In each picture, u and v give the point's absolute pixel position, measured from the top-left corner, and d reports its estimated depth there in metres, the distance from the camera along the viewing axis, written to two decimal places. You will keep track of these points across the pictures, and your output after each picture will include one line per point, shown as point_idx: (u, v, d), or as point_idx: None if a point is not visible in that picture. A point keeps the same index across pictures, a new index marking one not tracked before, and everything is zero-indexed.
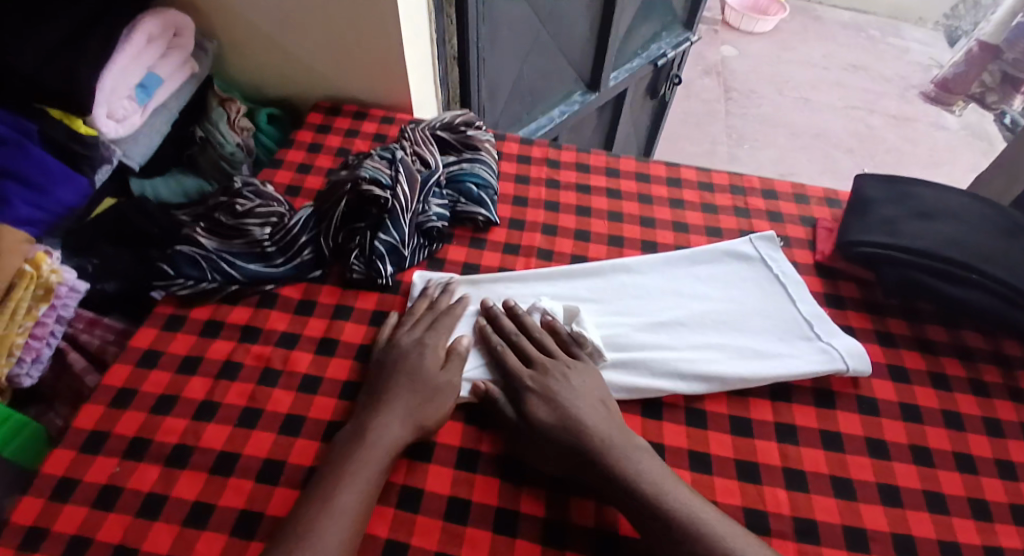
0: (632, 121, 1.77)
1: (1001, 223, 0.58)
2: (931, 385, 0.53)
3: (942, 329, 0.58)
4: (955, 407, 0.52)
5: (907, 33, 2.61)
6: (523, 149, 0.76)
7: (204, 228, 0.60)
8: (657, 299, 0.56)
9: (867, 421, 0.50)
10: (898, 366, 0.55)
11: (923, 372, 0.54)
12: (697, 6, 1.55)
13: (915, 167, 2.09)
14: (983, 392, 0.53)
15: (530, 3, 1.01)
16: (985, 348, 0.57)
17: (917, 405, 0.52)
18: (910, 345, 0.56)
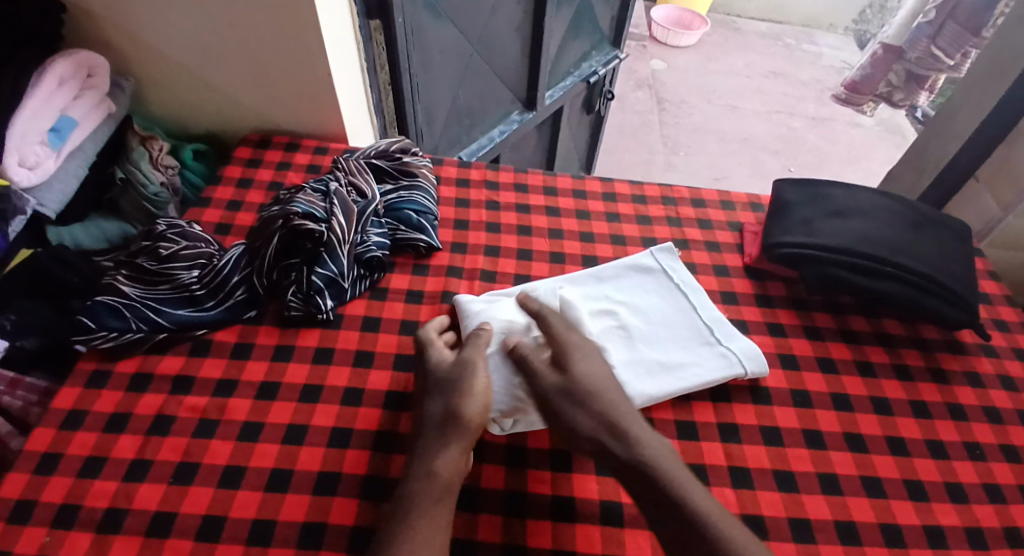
0: (572, 136, 1.82)
1: (907, 216, 0.62)
2: (858, 373, 0.57)
3: (864, 319, 0.62)
4: (881, 392, 0.55)
5: (819, 41, 2.83)
6: (462, 173, 0.76)
7: (127, 275, 0.57)
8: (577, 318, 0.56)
9: (804, 414, 0.53)
10: (826, 357, 0.58)
11: (849, 361, 0.58)
12: (623, 25, 1.62)
13: (836, 164, 2.24)
14: (906, 375, 0.57)
15: (460, 27, 1.02)
16: (904, 334, 0.61)
17: (847, 394, 0.55)
18: (835, 337, 0.60)
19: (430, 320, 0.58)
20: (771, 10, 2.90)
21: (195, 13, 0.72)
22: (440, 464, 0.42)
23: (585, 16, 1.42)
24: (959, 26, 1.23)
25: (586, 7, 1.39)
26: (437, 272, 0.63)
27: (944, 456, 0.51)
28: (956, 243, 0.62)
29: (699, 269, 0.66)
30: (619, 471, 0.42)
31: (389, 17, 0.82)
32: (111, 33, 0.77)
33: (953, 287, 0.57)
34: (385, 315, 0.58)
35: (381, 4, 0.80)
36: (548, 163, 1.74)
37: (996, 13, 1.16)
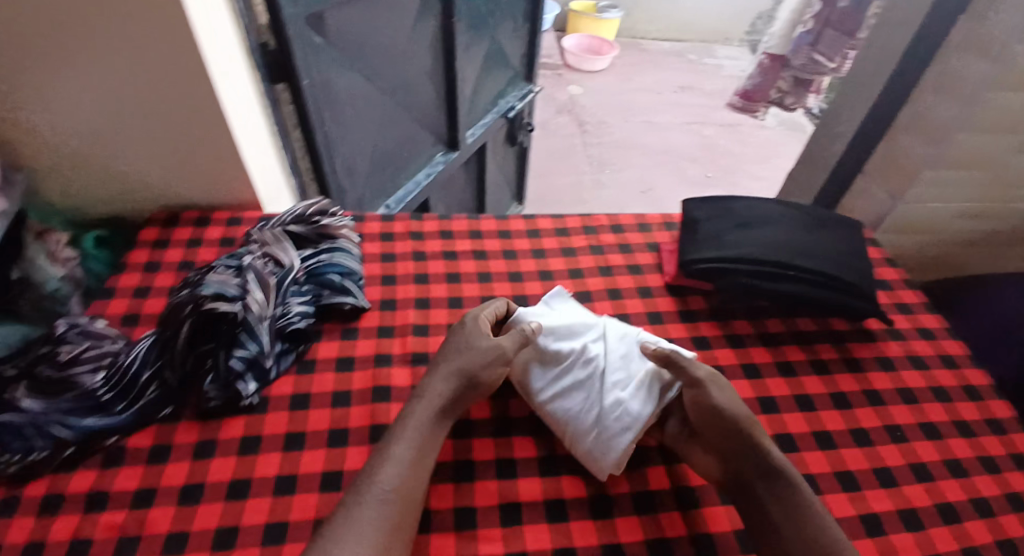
0: (499, 169, 1.85)
1: (804, 219, 0.67)
2: (780, 375, 0.60)
3: (780, 321, 0.65)
4: (804, 390, 0.59)
5: (719, 53, 3.04)
6: (385, 227, 0.75)
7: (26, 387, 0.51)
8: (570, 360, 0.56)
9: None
10: (751, 364, 0.60)
11: (771, 364, 0.61)
12: (533, 60, 1.68)
13: (750, 165, 2.38)
14: (824, 370, 0.61)
15: (372, 81, 1.02)
16: (818, 330, 0.65)
17: (774, 397, 0.58)
18: (756, 342, 0.63)
19: (365, 388, 0.56)
20: (672, 29, 3.10)
21: (86, 95, 0.69)
22: (406, 444, 0.48)
23: (496, 55, 1.46)
24: (835, 32, 1.35)
25: (495, 47, 1.44)
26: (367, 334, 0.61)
27: (865, 442, 0.55)
28: (851, 239, 0.67)
29: (626, 294, 0.68)
30: (773, 503, 0.46)
31: (294, 79, 0.80)
32: None
33: (854, 281, 0.61)
34: (316, 391, 0.55)
35: (283, 68, 0.79)
36: (478, 198, 1.76)
37: (864, 18, 1.29)
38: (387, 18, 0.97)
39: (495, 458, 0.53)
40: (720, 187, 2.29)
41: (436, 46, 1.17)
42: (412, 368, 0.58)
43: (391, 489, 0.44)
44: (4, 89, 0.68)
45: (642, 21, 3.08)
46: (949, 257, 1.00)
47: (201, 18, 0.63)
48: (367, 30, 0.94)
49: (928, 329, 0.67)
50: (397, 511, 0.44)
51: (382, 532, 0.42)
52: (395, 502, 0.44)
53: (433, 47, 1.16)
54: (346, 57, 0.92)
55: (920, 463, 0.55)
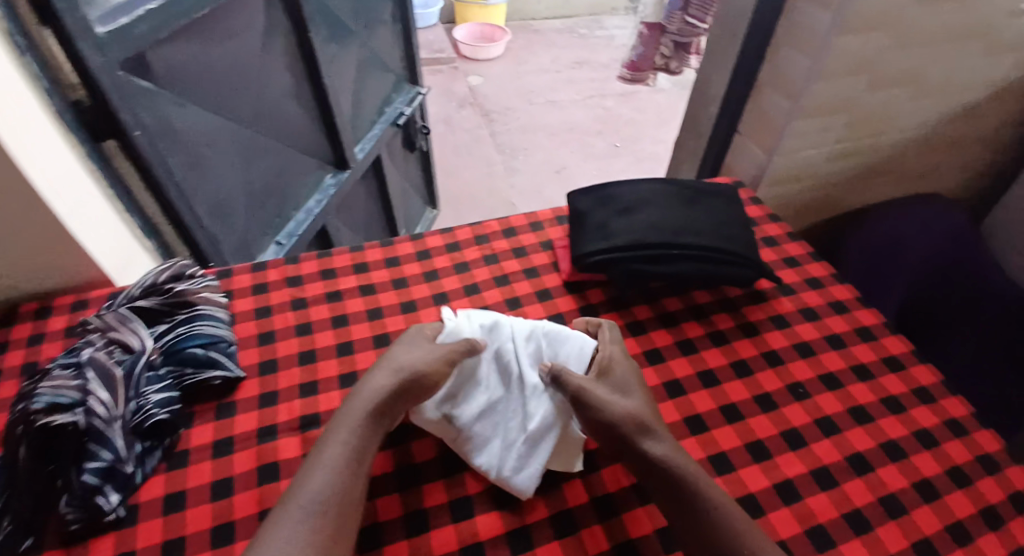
0: (403, 178, 1.79)
1: (680, 195, 0.67)
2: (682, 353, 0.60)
3: (675, 299, 0.66)
4: (706, 365, 0.59)
5: (606, 24, 3.08)
6: (258, 276, 0.69)
7: None
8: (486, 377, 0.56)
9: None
10: (652, 350, 0.60)
11: (672, 344, 0.61)
12: (414, 62, 1.62)
13: (653, 130, 2.43)
14: (722, 340, 0.62)
15: (223, 115, 0.94)
16: (711, 300, 0.66)
17: (678, 378, 0.58)
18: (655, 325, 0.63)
19: (249, 469, 0.51)
20: (557, 7, 3.10)
21: None
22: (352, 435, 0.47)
23: (371, 62, 1.39)
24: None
25: (369, 54, 1.37)
26: (249, 405, 0.56)
27: (768, 407, 0.56)
28: (728, 206, 0.67)
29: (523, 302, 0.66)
30: (677, 512, 0.45)
31: (122, 133, 0.72)
32: None
33: (738, 250, 0.61)
34: (192, 483, 0.51)
35: (109, 123, 0.71)
36: (386, 209, 1.69)
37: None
38: (226, 47, 0.90)
39: (403, 513, 0.50)
40: (628, 155, 2.32)
41: (296, 66, 1.09)
42: (300, 434, 0.54)
43: (326, 489, 0.43)
44: None
45: (528, 2, 3.06)
46: (834, 195, 1.04)
47: None
48: (206, 63, 0.86)
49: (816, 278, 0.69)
50: (333, 510, 0.42)
51: (317, 532, 0.41)
52: (333, 499, 0.43)
53: (292, 68, 1.08)
54: (186, 94, 0.84)
55: (822, 416, 0.56)
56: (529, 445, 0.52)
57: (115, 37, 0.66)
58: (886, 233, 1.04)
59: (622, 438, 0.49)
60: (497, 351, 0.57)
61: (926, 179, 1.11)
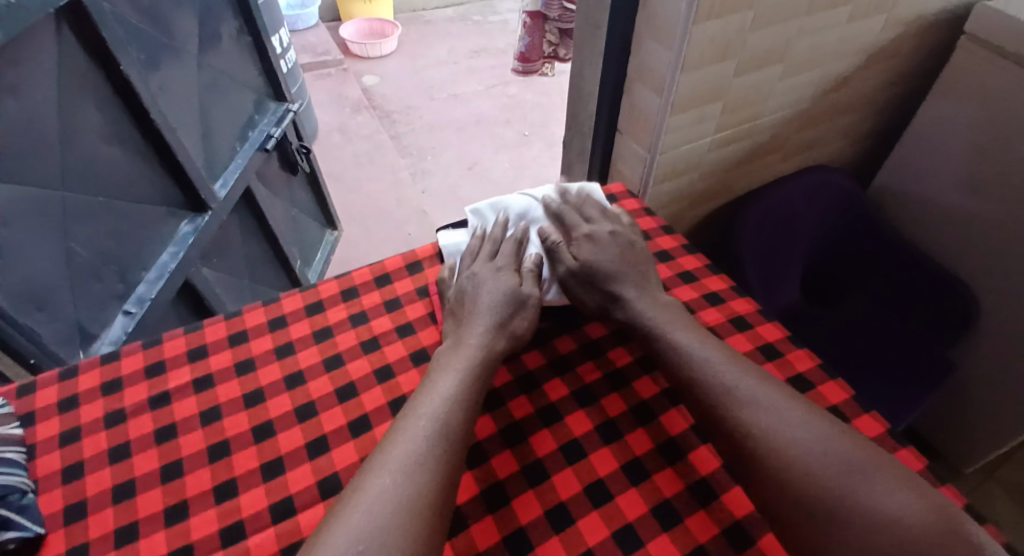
0: (290, 205, 1.65)
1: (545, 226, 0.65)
2: (543, 425, 0.60)
3: (538, 353, 0.67)
4: (570, 436, 0.59)
5: (501, 9, 3.00)
6: (67, 391, 0.61)
7: None
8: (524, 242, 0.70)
9: (504, 514, 0.53)
10: (510, 426, 0.60)
11: (532, 415, 0.61)
12: (274, 76, 1.46)
13: (559, 114, 2.39)
14: (588, 399, 0.62)
15: (21, 183, 0.78)
16: (576, 351, 0.67)
17: (539, 459, 0.57)
18: (514, 393, 0.62)
19: None
20: None
21: None
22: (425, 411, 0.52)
23: (219, 85, 1.23)
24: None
25: (215, 77, 1.21)
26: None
27: (640, 476, 0.56)
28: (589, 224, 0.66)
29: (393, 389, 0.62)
30: (797, 472, 0.48)
31: None
32: None
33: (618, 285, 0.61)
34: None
35: None
36: (274, 244, 1.54)
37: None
38: (14, 101, 0.75)
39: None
40: (538, 143, 2.26)
41: (114, 110, 0.93)
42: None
43: (398, 495, 0.45)
44: None
45: None
46: (722, 182, 1.02)
47: None
48: None
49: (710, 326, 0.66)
50: (419, 508, 0.45)
51: (403, 537, 0.43)
52: (405, 508, 0.45)
53: (107, 110, 0.92)
54: None
55: (700, 477, 0.55)
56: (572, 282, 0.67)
57: None
58: (776, 210, 0.97)
59: (726, 402, 0.53)
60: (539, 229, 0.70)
61: (815, 150, 1.12)
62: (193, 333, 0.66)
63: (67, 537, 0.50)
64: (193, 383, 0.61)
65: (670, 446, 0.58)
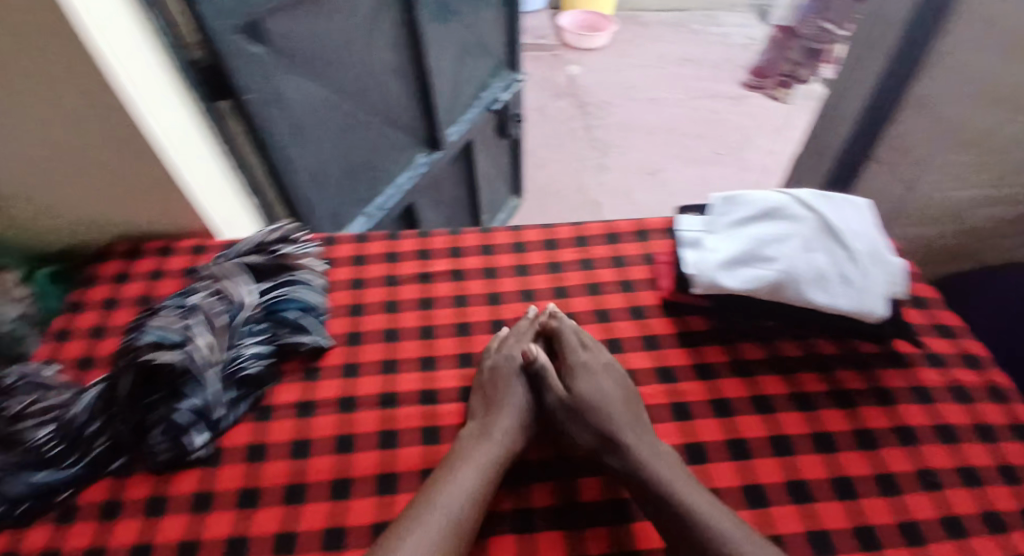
0: (493, 163, 1.79)
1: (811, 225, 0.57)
2: (753, 409, 0.57)
3: (757, 346, 0.62)
4: (778, 429, 0.56)
5: (724, 21, 2.89)
6: (331, 251, 0.76)
7: None
8: (780, 230, 0.57)
9: (700, 470, 0.53)
10: (719, 398, 0.58)
11: (744, 397, 0.58)
12: (515, 47, 1.59)
13: (761, 140, 2.25)
14: (807, 403, 0.58)
15: (326, 85, 0.95)
16: (799, 355, 0.62)
17: (742, 438, 0.55)
18: (730, 374, 0.60)
19: (328, 435, 0.57)
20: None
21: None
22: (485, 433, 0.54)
23: (474, 45, 1.38)
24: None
25: (472, 37, 1.35)
26: (331, 390, 0.61)
27: (849, 494, 0.52)
28: (859, 222, 0.57)
29: None
30: None
31: (233, 94, 0.76)
32: None
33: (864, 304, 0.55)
34: (268, 461, 0.56)
35: (220, 82, 0.74)
36: (473, 196, 1.70)
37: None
38: (338, 17, 0.91)
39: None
40: (731, 165, 2.17)
41: (400, 43, 1.10)
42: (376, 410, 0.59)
43: (434, 499, 0.48)
44: None
45: None
46: (965, 246, 0.91)
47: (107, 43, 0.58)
48: (317, 34, 0.88)
49: (936, 354, 0.62)
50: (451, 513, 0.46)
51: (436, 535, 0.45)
52: (453, 537, 0.45)
53: (397, 43, 1.09)
54: (295, 62, 0.86)
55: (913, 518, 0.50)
56: (841, 282, 0.54)
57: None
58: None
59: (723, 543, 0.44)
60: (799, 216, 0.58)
61: None
62: (422, 239, 0.77)
63: (341, 356, 0.64)
64: (417, 276, 0.72)
65: (887, 477, 0.53)
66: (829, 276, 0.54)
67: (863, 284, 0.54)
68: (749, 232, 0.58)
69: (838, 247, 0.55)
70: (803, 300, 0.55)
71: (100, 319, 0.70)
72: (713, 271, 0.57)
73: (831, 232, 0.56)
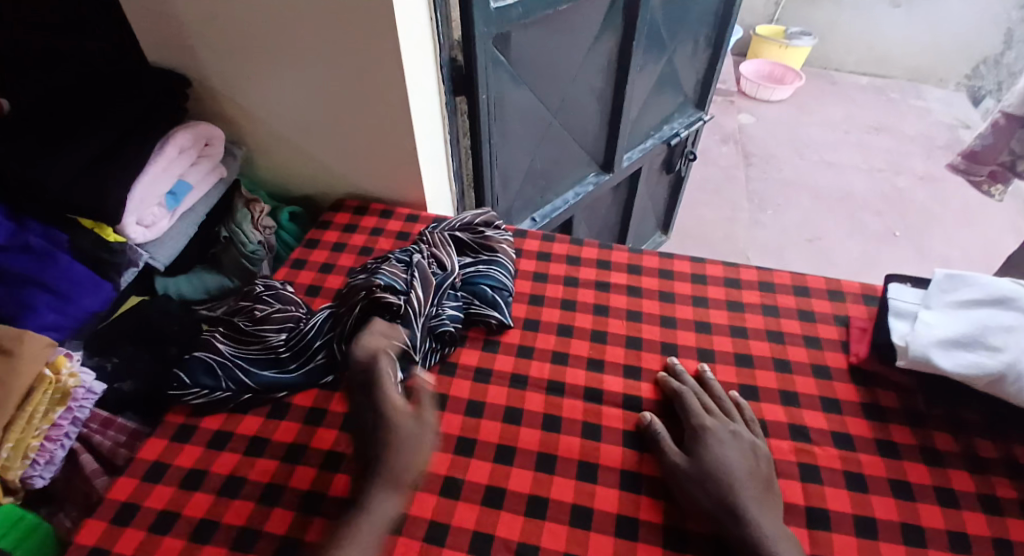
0: (650, 199, 1.79)
1: None
2: (938, 502, 0.54)
3: (953, 438, 0.59)
4: (964, 528, 0.52)
5: (929, 94, 2.64)
6: (521, 243, 0.83)
7: (225, 333, 0.69)
8: (1011, 321, 0.57)
9: (869, 546, 0.51)
10: (900, 480, 0.55)
11: (929, 487, 0.55)
12: (707, 88, 1.60)
13: (951, 229, 2.02)
14: (999, 510, 0.54)
15: (540, 96, 1.05)
16: (999, 459, 0.57)
17: (923, 526, 0.52)
18: (913, 456, 0.57)
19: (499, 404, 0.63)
20: (871, 63, 2.75)
21: (300, 91, 0.82)
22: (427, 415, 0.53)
23: (669, 79, 1.41)
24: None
25: (670, 71, 1.39)
26: (507, 364, 0.67)
27: None
28: None
29: None
30: None
31: (474, 94, 0.89)
32: (228, 108, 0.89)
33: None
34: (446, 412, 0.63)
35: (466, 82, 0.88)
36: (625, 223, 1.72)
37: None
38: (568, 40, 1.01)
39: (618, 514, 0.54)
40: (909, 249, 1.95)
41: (610, 69, 1.18)
42: (543, 394, 0.64)
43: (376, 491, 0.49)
44: (241, 79, 0.84)
45: (839, 49, 2.77)
46: None
47: (405, 31, 0.70)
48: (547, 52, 0.99)
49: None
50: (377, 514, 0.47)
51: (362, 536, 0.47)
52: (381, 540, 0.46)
53: (607, 69, 1.17)
54: (523, 73, 0.97)
55: None
56: None
57: (499, 14, 0.82)
58: None
59: None
60: None
61: None
62: (604, 250, 0.81)
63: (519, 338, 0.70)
64: (595, 282, 0.77)
65: None
66: None
67: None
68: (971, 314, 0.60)
69: None
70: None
71: (328, 258, 0.83)
72: (928, 346, 0.58)
73: None
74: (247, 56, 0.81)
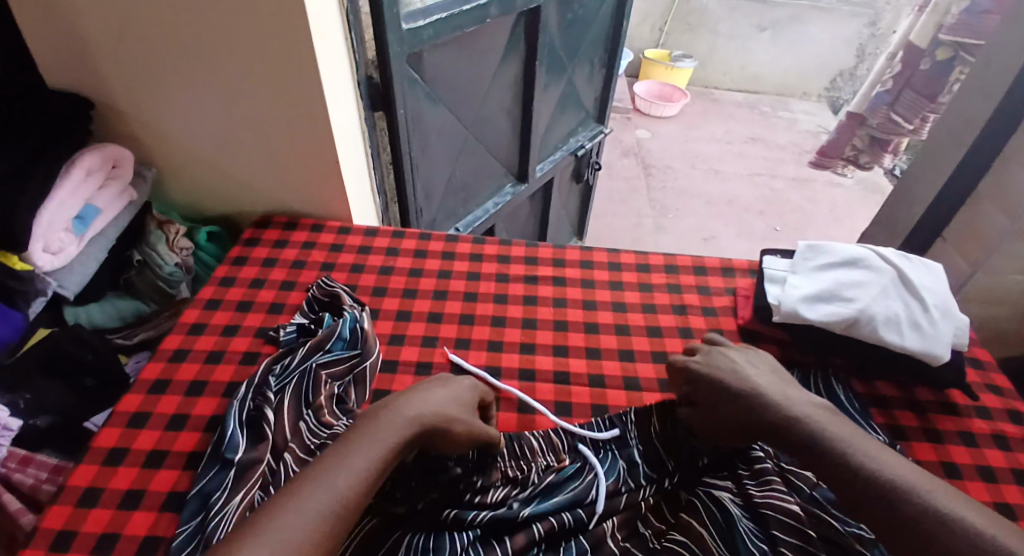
0: (564, 206, 1.90)
1: (892, 277, 0.70)
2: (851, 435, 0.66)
3: (860, 382, 0.72)
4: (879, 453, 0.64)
5: (795, 107, 3.01)
6: (449, 246, 0.89)
7: (291, 399, 0.63)
8: (860, 276, 0.70)
9: None
10: None
11: None
12: (605, 104, 1.74)
13: (822, 223, 2.30)
14: (902, 435, 0.66)
15: (454, 111, 1.12)
16: (898, 396, 0.70)
17: None
18: None
19: None
20: (746, 81, 3.10)
21: (212, 102, 0.82)
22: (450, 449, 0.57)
23: (571, 96, 1.54)
24: (915, 94, 1.29)
25: (570, 89, 1.51)
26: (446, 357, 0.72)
27: None
28: (934, 280, 0.71)
29: None
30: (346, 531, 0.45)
31: (391, 110, 0.94)
32: (137, 128, 0.88)
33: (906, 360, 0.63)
34: None
35: (383, 99, 0.93)
36: (540, 230, 1.81)
37: (949, 81, 1.22)
38: (474, 62, 1.09)
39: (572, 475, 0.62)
40: (786, 242, 2.21)
41: (517, 87, 1.27)
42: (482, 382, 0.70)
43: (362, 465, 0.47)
44: (149, 98, 0.83)
45: (717, 71, 3.10)
46: None
47: (322, 48, 0.74)
48: (457, 71, 1.06)
49: (1011, 436, 0.67)
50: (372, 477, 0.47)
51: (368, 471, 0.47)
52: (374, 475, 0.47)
53: (514, 88, 1.27)
54: (437, 92, 1.04)
55: None
56: (911, 325, 0.66)
57: (410, 36, 0.88)
58: None
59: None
60: (878, 267, 0.70)
61: None
62: (532, 248, 0.89)
63: (457, 331, 0.75)
64: (524, 276, 0.83)
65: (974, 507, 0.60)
66: (903, 318, 0.67)
67: (933, 329, 0.66)
68: (829, 273, 0.72)
69: (912, 298, 0.68)
70: (874, 336, 0.66)
71: (260, 273, 0.83)
72: (797, 303, 0.69)
73: (906, 283, 0.69)
74: (152, 76, 0.80)
